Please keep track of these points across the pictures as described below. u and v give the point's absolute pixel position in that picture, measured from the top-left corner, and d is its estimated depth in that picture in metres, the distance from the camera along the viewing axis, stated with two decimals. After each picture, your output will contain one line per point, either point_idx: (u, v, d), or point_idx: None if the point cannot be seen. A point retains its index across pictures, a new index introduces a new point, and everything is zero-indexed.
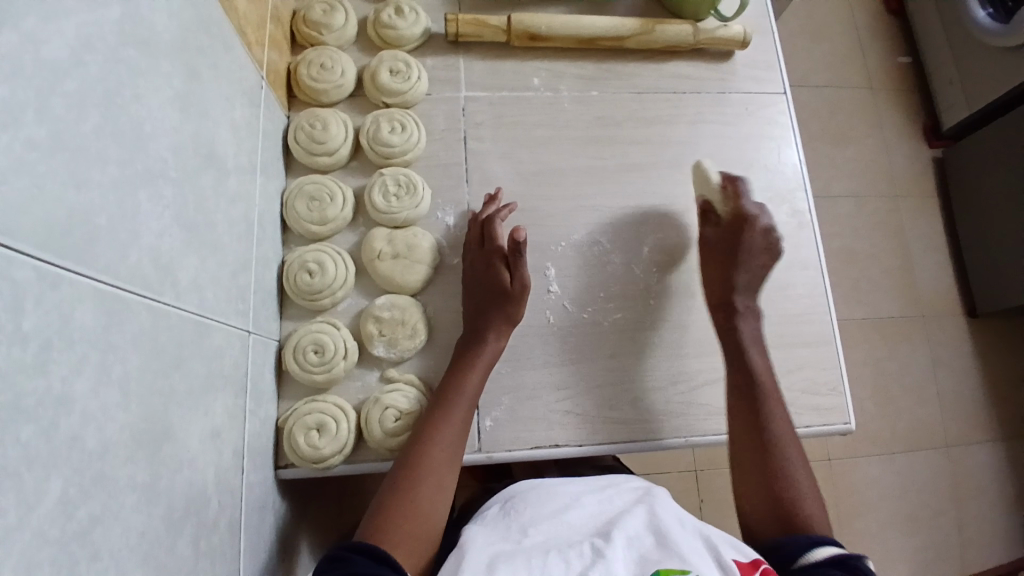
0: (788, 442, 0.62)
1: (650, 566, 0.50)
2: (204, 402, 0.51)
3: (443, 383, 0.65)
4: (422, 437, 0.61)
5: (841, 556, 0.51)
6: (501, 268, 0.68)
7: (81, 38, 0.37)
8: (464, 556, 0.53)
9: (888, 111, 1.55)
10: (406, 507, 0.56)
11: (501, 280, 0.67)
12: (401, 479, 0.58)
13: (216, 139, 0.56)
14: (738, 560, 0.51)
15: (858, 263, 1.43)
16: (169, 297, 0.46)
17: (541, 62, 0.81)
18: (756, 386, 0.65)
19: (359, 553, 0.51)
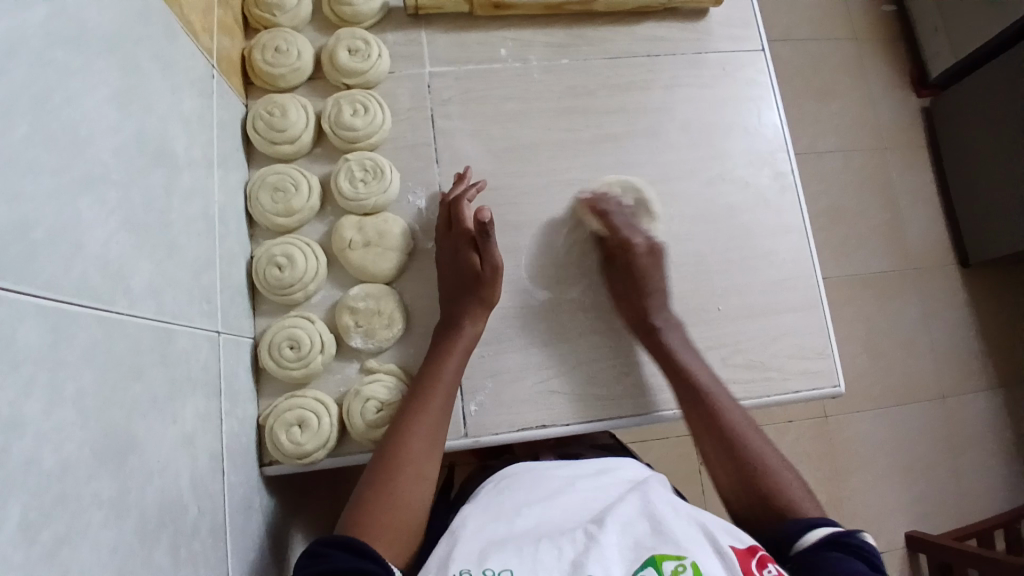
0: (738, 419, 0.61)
1: (645, 552, 0.49)
2: (172, 409, 0.50)
3: (418, 373, 0.64)
4: (398, 428, 0.60)
5: (837, 534, 0.49)
6: (471, 253, 0.67)
7: (2, 36, 0.35)
8: (455, 544, 0.52)
9: (874, 62, 1.52)
10: (386, 500, 0.55)
11: (471, 264, 0.66)
12: (378, 471, 0.57)
13: (164, 137, 0.53)
14: (734, 545, 0.50)
15: (847, 219, 1.41)
16: (121, 305, 0.44)
17: (507, 31, 0.78)
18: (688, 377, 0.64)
19: (340, 548, 0.50)
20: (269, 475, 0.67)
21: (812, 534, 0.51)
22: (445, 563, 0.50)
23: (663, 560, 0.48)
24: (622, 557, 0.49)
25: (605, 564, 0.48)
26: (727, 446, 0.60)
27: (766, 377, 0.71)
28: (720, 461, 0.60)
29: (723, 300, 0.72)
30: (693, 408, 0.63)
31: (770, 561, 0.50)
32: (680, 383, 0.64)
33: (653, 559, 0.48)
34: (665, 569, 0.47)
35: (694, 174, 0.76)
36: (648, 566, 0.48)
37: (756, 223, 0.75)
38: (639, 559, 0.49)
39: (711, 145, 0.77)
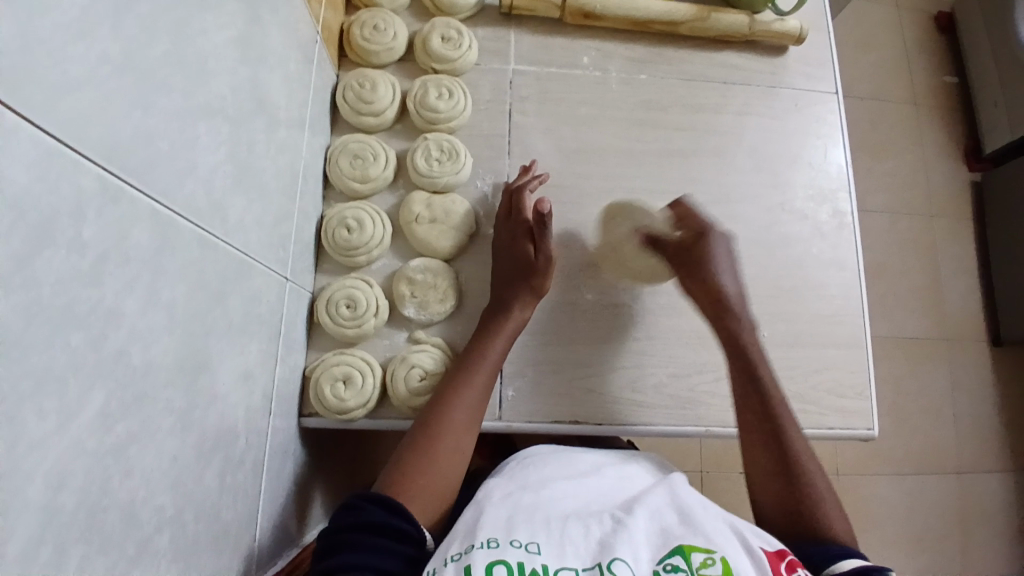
0: (789, 421, 0.61)
1: (674, 540, 0.50)
2: (240, 340, 0.53)
3: (464, 351, 0.65)
4: (441, 401, 0.61)
5: (867, 565, 0.49)
6: (526, 241, 0.68)
7: None
8: (483, 512, 0.54)
9: (927, 130, 1.56)
10: (423, 464, 0.56)
11: (526, 255, 0.67)
12: (417, 437, 0.58)
13: (269, 88, 0.57)
14: (764, 549, 0.50)
15: (884, 280, 1.43)
16: (216, 232, 0.48)
17: (591, 41, 0.81)
18: (750, 368, 0.63)
19: (373, 502, 0.52)
20: (307, 428, 0.69)
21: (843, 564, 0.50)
22: (473, 528, 0.51)
23: (693, 551, 0.49)
24: (650, 543, 0.51)
25: (633, 549, 0.49)
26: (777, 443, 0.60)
27: (801, 408, 0.72)
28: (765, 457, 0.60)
29: (768, 327, 0.74)
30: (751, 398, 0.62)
31: (800, 565, 0.49)
32: (739, 371, 0.64)
33: (682, 548, 0.49)
34: (693, 560, 0.48)
35: (756, 200, 0.78)
36: (677, 554, 0.49)
37: (808, 257, 0.76)
38: (667, 547, 0.50)
39: (774, 175, 0.79)
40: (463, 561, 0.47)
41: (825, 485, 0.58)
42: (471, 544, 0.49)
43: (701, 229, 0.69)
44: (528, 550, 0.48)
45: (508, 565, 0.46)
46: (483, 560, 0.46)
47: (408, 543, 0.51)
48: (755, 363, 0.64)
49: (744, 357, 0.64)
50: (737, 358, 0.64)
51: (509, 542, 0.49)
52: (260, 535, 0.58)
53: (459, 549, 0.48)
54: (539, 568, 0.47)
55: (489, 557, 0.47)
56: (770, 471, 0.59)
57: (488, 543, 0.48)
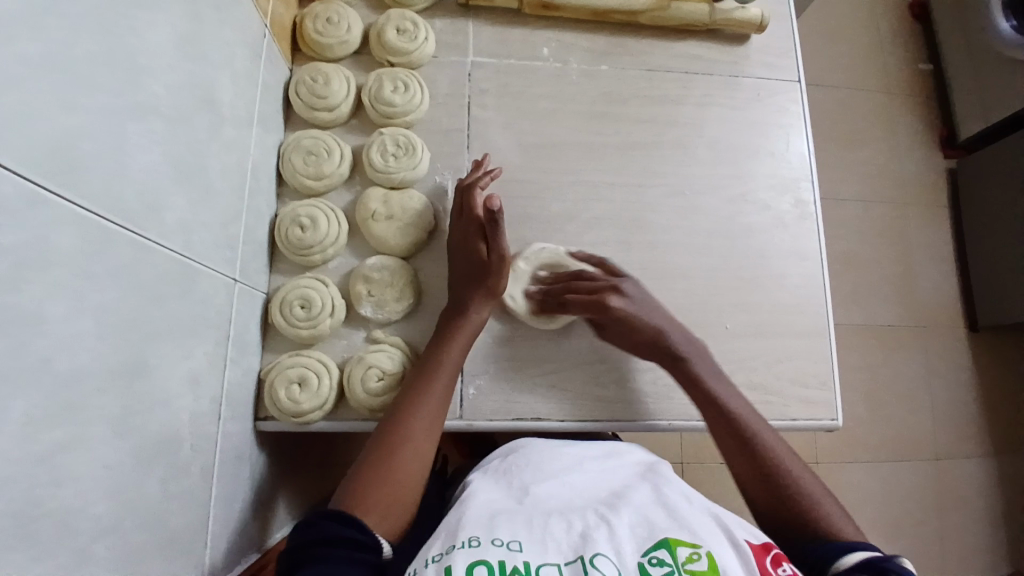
0: (755, 418, 0.62)
1: (659, 533, 0.50)
2: (185, 344, 0.51)
3: (421, 358, 0.64)
4: (399, 410, 0.60)
5: (872, 559, 0.48)
6: (479, 240, 0.67)
7: None
8: (464, 513, 0.53)
9: (899, 119, 1.56)
10: (380, 476, 0.55)
11: (478, 254, 0.66)
12: (374, 449, 0.57)
13: (213, 83, 0.55)
14: (749, 540, 0.50)
15: (859, 268, 1.43)
16: (152, 234, 0.46)
17: (550, 32, 0.80)
18: (695, 382, 0.64)
19: (327, 517, 0.51)
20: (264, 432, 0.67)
21: (848, 558, 0.50)
22: (454, 530, 0.50)
23: (678, 545, 0.48)
24: (635, 536, 0.50)
25: (615, 544, 0.48)
26: (750, 445, 0.60)
27: (763, 400, 0.71)
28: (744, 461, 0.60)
29: (731, 318, 0.73)
30: (713, 407, 0.63)
31: (786, 559, 0.49)
32: (692, 388, 0.64)
33: (667, 542, 0.48)
34: (679, 554, 0.47)
35: (718, 192, 0.77)
36: (662, 547, 0.48)
37: (771, 247, 0.76)
38: (652, 540, 0.49)
39: (736, 165, 0.78)
40: (443, 562, 0.46)
41: (809, 476, 0.59)
42: (452, 544, 0.48)
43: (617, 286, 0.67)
44: (510, 548, 0.47)
45: (488, 565, 0.45)
46: (464, 560, 0.45)
47: (368, 552, 0.50)
48: (703, 378, 0.64)
49: (687, 370, 0.64)
50: (682, 372, 0.65)
51: (490, 540, 0.48)
52: (212, 541, 0.57)
53: (440, 550, 0.48)
54: (520, 565, 0.46)
55: (470, 557, 0.46)
56: (758, 478, 0.59)
57: (469, 542, 0.48)
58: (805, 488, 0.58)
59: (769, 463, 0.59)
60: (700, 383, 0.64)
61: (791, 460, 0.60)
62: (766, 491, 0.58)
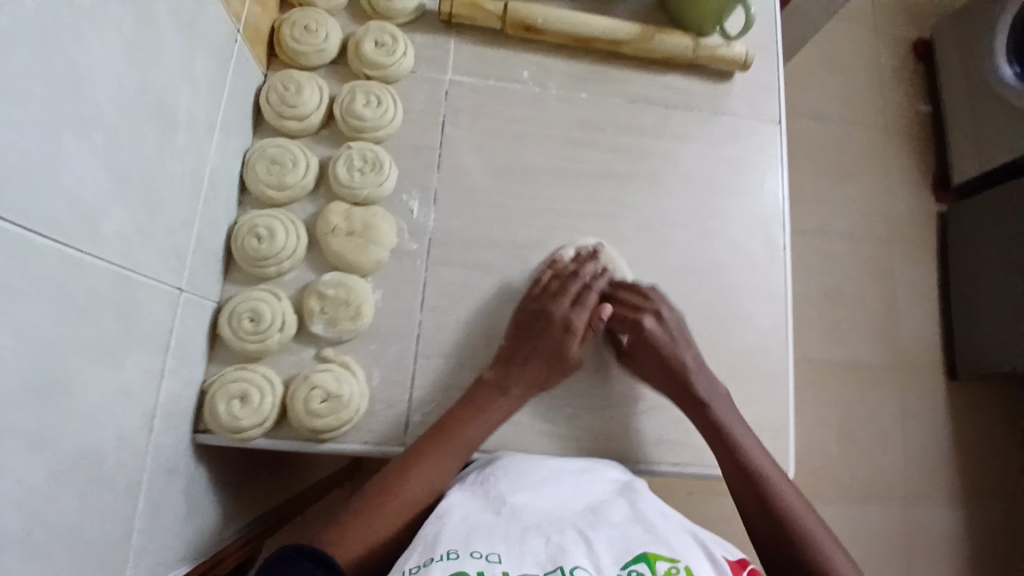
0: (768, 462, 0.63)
1: (638, 548, 0.51)
2: (116, 357, 0.50)
3: (443, 420, 0.63)
4: (403, 469, 0.60)
5: None
6: (574, 334, 0.67)
7: None
8: (441, 524, 0.52)
9: (893, 159, 1.55)
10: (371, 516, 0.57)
11: (571, 349, 0.67)
12: (367, 501, 0.57)
13: (168, 90, 0.53)
14: (727, 557, 0.53)
15: (840, 306, 1.42)
16: (84, 245, 0.44)
17: (532, 55, 0.78)
18: (720, 420, 0.65)
19: (307, 556, 0.50)
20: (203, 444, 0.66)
21: None
22: (431, 542, 0.50)
23: (657, 559, 0.50)
24: (613, 549, 0.51)
25: (594, 557, 0.49)
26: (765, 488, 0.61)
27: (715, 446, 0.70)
28: (755, 501, 0.61)
29: None
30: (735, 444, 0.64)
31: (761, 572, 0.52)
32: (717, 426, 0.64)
33: (646, 556, 0.50)
34: (657, 567, 0.49)
35: (689, 230, 0.76)
36: (641, 561, 0.49)
37: (738, 290, 0.75)
38: (631, 554, 0.50)
39: (710, 203, 0.77)
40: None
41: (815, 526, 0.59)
42: (429, 557, 0.48)
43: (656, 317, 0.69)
44: (489, 560, 0.47)
45: None
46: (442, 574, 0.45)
47: None
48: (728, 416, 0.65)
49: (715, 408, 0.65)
50: (707, 410, 0.65)
51: (469, 552, 0.48)
52: (136, 556, 0.55)
53: (418, 563, 0.48)
54: None
55: (448, 569, 0.46)
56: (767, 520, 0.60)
57: (447, 556, 0.47)
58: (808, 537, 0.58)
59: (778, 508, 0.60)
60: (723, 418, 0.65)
61: (800, 509, 0.60)
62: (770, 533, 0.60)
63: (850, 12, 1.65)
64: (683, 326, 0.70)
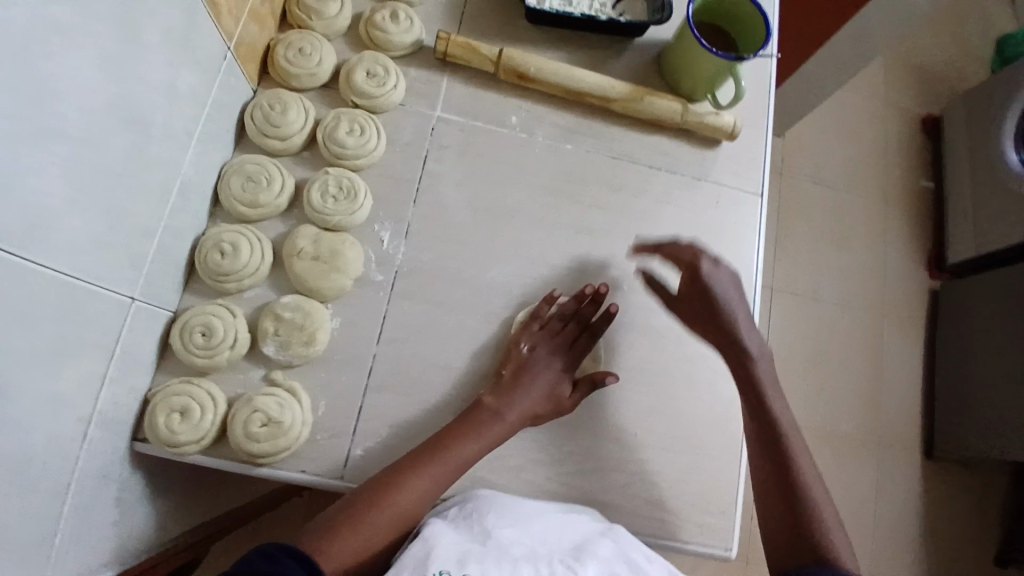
0: (800, 448, 0.61)
1: None
2: (53, 363, 0.49)
3: (438, 435, 0.63)
4: (404, 477, 0.59)
5: None
6: (565, 379, 0.69)
7: None
8: (434, 544, 0.54)
9: (890, 232, 1.55)
10: (364, 520, 0.56)
11: (566, 398, 0.68)
12: (353, 508, 0.57)
13: (144, 102, 0.54)
14: None
15: (821, 374, 1.41)
16: (30, 253, 0.44)
17: (523, 101, 0.79)
18: (756, 389, 0.63)
19: (294, 557, 0.50)
20: (141, 452, 0.65)
21: None
22: (424, 560, 0.53)
23: None
24: None
25: None
26: (791, 472, 0.59)
27: (662, 516, 0.68)
28: (778, 484, 0.59)
29: (645, 425, 0.71)
30: (766, 420, 0.62)
31: None
32: (753, 406, 0.63)
33: None
34: None
35: (659, 292, 0.75)
36: None
37: (702, 358, 0.74)
38: None
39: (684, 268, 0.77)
40: None
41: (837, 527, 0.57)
42: None
43: (693, 266, 0.67)
44: None
45: None
46: None
47: None
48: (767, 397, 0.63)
49: (755, 384, 0.64)
50: (746, 374, 0.64)
51: None
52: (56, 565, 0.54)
53: None
54: None
55: None
56: (784, 507, 0.58)
57: None
58: (827, 530, 0.56)
59: (800, 496, 0.58)
60: (761, 394, 0.63)
61: (824, 504, 0.58)
62: (786, 524, 0.57)
63: (861, 83, 1.66)
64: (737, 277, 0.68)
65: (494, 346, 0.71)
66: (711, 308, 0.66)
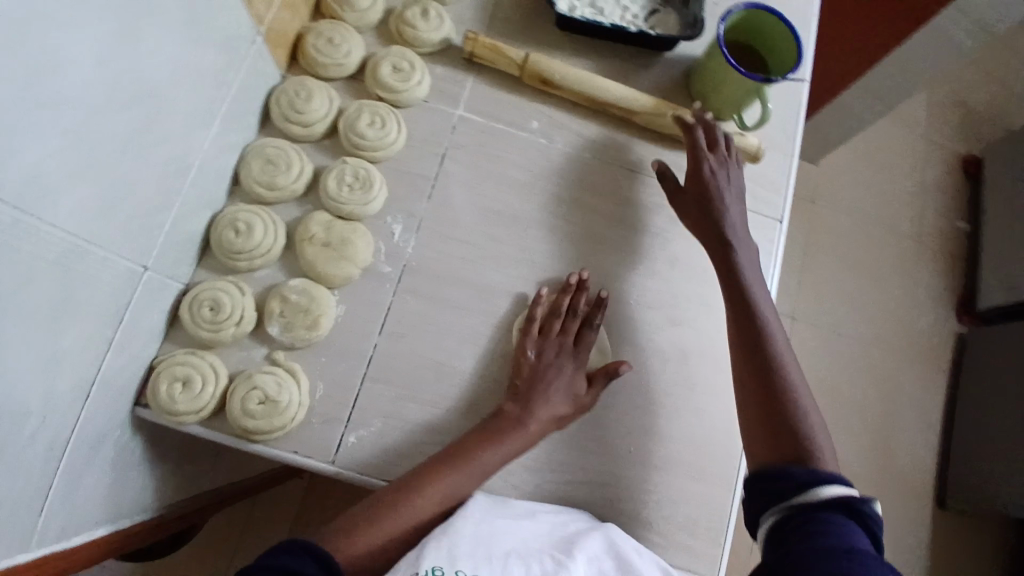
0: (779, 342, 0.65)
1: None
2: (57, 323, 0.51)
3: (460, 443, 0.63)
4: (424, 484, 0.60)
5: (852, 500, 0.52)
6: (580, 378, 0.68)
7: None
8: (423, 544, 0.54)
9: (919, 270, 1.51)
10: (383, 526, 0.58)
11: (585, 395, 0.67)
12: (374, 513, 0.58)
13: (166, 79, 0.55)
14: None
15: (833, 408, 1.38)
16: (40, 214, 0.46)
17: (546, 106, 0.80)
18: (741, 287, 0.68)
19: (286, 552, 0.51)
20: (142, 418, 0.67)
21: (825, 491, 0.53)
22: (414, 560, 0.53)
23: None
24: None
25: None
26: (770, 365, 0.63)
27: (648, 537, 0.67)
28: (757, 378, 0.63)
29: (639, 441, 0.70)
30: (747, 319, 0.66)
31: None
32: (736, 301, 0.68)
33: None
34: None
35: (665, 308, 0.75)
36: None
37: (703, 379, 0.73)
38: None
39: (693, 286, 0.76)
40: None
41: (814, 418, 0.61)
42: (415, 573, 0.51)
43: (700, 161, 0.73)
44: None
45: None
46: None
47: None
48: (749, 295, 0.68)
49: (743, 287, 0.68)
50: (732, 271, 0.69)
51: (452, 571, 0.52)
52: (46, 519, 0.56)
53: None
54: None
55: None
56: (762, 402, 0.62)
57: (432, 571, 0.51)
58: (806, 421, 0.60)
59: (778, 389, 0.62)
60: (745, 294, 0.68)
61: (802, 394, 0.62)
62: (767, 417, 0.61)
63: (901, 115, 1.62)
64: (738, 184, 0.74)
65: (494, 347, 0.71)
66: (706, 208, 0.72)
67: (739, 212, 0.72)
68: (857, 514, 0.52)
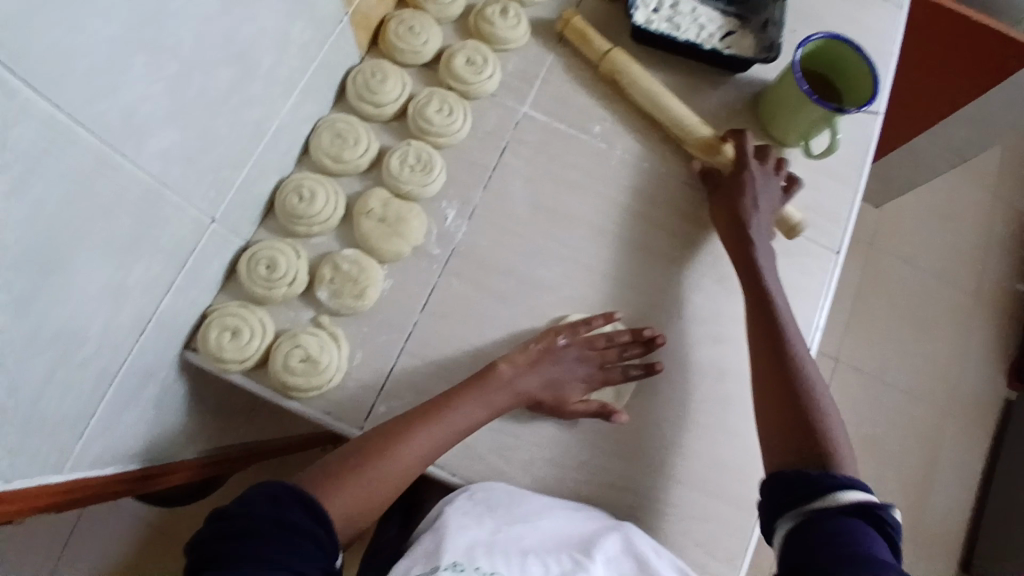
0: (789, 320, 0.67)
1: None
2: (125, 257, 0.54)
3: (437, 398, 0.64)
4: (402, 431, 0.61)
5: (869, 505, 0.52)
6: (579, 387, 0.69)
7: None
8: (443, 537, 0.58)
9: (972, 328, 1.45)
10: (365, 473, 0.59)
11: (572, 404, 0.68)
12: (346, 464, 0.59)
13: (255, 45, 0.59)
14: None
15: (864, 458, 1.34)
16: (127, 153, 0.50)
17: (610, 112, 0.81)
18: (757, 269, 0.70)
19: (301, 505, 0.52)
20: (189, 363, 0.70)
21: (845, 496, 0.53)
22: (436, 550, 0.57)
23: None
24: None
25: None
26: (782, 342, 0.65)
27: None
28: (769, 355, 0.65)
29: (663, 452, 0.70)
30: (762, 301, 0.68)
31: None
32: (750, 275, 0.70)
33: None
34: None
35: (706, 324, 0.74)
36: None
37: (736, 400, 0.72)
38: None
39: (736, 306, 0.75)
40: None
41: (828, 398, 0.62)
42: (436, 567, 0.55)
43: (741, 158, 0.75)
44: None
45: None
46: None
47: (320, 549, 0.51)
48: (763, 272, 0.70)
49: (757, 267, 0.70)
50: (748, 247, 0.71)
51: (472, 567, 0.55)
52: (90, 440, 0.59)
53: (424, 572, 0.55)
54: None
55: None
56: (776, 380, 0.63)
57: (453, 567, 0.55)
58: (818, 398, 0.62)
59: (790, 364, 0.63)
60: (761, 274, 0.69)
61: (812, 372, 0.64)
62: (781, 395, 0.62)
63: (971, 168, 1.57)
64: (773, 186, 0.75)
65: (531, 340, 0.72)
66: (735, 192, 0.73)
67: (769, 203, 0.74)
68: (874, 518, 0.52)
